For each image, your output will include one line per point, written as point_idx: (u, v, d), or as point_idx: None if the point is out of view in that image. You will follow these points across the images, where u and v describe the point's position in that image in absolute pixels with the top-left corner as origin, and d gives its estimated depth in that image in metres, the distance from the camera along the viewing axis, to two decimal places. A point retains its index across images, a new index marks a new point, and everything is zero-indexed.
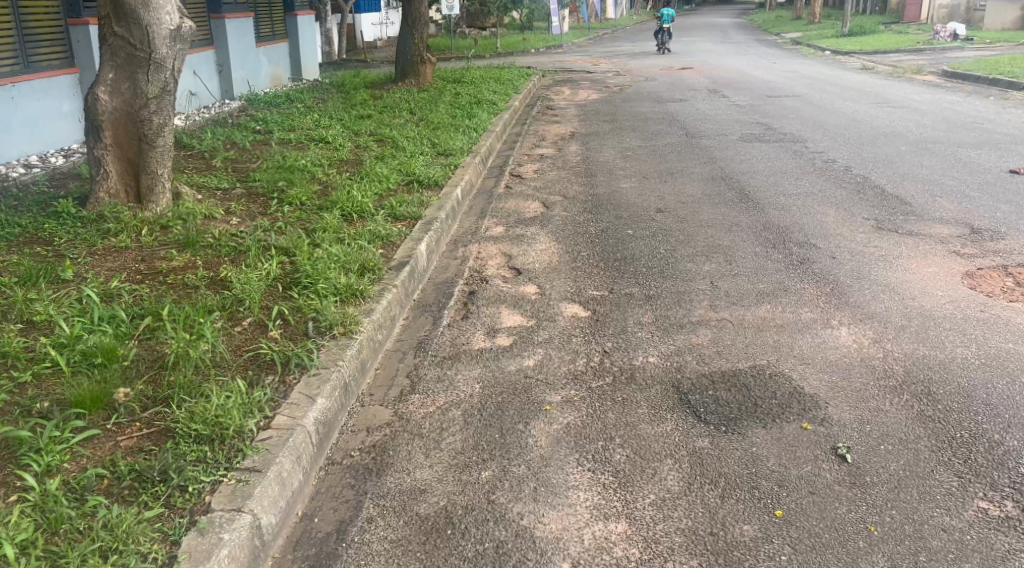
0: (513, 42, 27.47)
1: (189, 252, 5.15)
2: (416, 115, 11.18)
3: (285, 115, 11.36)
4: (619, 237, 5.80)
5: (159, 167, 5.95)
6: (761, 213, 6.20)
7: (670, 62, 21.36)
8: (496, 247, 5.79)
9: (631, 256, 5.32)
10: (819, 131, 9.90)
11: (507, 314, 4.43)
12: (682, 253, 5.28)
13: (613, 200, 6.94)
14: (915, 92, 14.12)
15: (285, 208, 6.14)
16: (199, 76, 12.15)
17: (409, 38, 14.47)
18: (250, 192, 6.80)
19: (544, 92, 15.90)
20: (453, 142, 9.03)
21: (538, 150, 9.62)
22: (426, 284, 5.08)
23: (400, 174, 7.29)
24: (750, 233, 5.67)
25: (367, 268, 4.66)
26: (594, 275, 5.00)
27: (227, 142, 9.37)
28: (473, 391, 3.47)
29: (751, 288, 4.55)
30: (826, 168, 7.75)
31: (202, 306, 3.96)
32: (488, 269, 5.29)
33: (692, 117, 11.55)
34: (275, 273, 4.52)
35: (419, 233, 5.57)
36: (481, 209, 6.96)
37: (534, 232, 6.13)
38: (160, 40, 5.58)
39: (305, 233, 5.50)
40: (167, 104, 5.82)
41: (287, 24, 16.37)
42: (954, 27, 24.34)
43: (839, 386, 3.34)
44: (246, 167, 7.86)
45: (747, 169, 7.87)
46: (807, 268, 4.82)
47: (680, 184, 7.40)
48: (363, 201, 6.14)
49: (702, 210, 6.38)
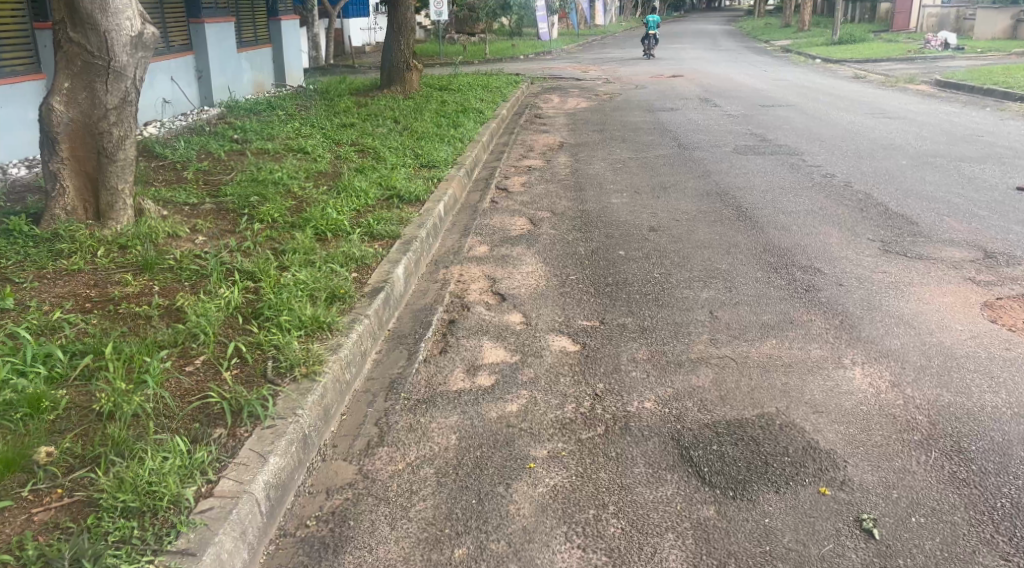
0: (502, 48, 27.15)
1: (147, 276, 4.75)
2: (400, 124, 10.80)
3: (264, 123, 10.95)
4: (610, 259, 5.44)
5: (119, 182, 5.53)
6: (760, 233, 5.86)
7: (660, 70, 21.08)
8: (479, 269, 5.42)
9: (624, 280, 4.97)
10: (816, 143, 9.60)
11: (489, 347, 4.06)
12: (678, 277, 4.93)
13: (603, 217, 6.58)
14: (910, 102, 13.87)
15: (255, 226, 5.75)
16: (177, 83, 11.73)
17: (396, 44, 14.08)
18: (220, 206, 6.40)
19: (533, 99, 15.56)
20: (437, 153, 8.66)
21: (525, 162, 9.26)
22: (402, 311, 4.70)
23: (380, 188, 6.92)
24: (750, 255, 5.33)
25: (337, 295, 4.28)
26: (583, 302, 4.64)
27: (200, 152, 8.96)
28: (448, 444, 3.10)
29: (753, 319, 4.20)
30: (826, 183, 7.44)
31: (150, 343, 3.56)
32: (470, 294, 4.92)
33: (684, 128, 11.22)
34: (236, 302, 4.13)
35: (396, 254, 5.19)
36: (464, 226, 6.60)
37: (520, 252, 5.76)
38: (120, 48, 5.18)
39: (274, 255, 5.11)
40: (128, 115, 5.42)
41: (271, 29, 15.96)
42: (945, 36, 24.20)
43: (858, 439, 3.00)
44: (218, 180, 7.46)
45: (744, 184, 7.54)
46: (813, 296, 4.48)
47: (673, 200, 7.05)
48: (338, 218, 5.76)
49: (698, 229, 6.04)
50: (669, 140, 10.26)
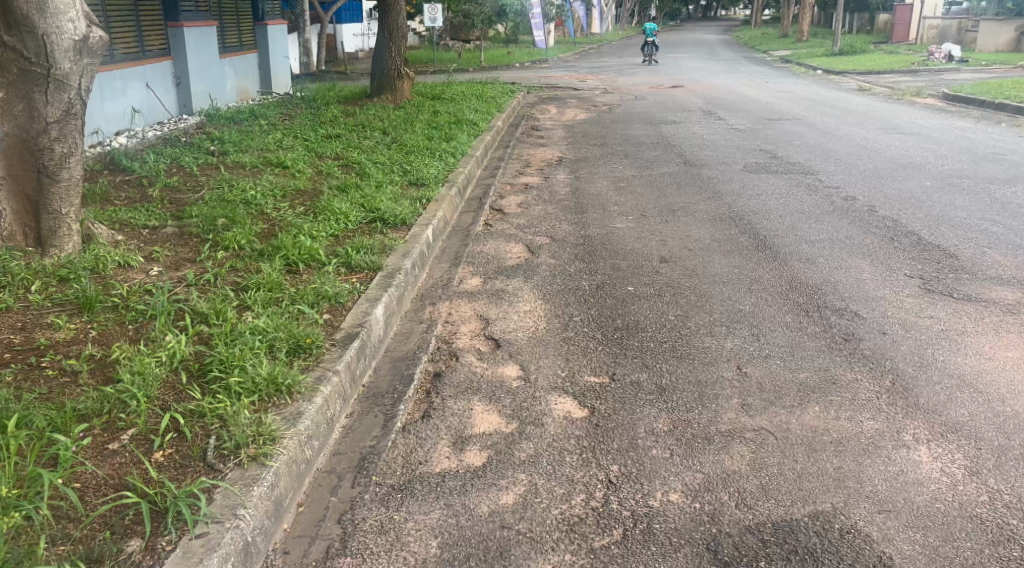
0: (498, 56, 26.70)
1: (86, 318, 4.12)
2: (389, 136, 10.20)
3: (244, 133, 10.34)
4: (618, 296, 4.84)
5: (63, 205, 4.92)
6: (784, 267, 5.27)
7: (660, 80, 20.55)
8: (470, 306, 4.81)
9: (635, 324, 4.36)
10: (830, 161, 9.04)
11: (480, 411, 3.44)
12: (696, 321, 4.33)
13: (607, 246, 5.98)
14: (920, 117, 13.35)
15: (219, 255, 5.14)
16: (152, 90, 11.10)
17: (386, 51, 13.49)
18: (182, 229, 5.79)
19: (529, 110, 14.99)
20: (427, 168, 8.06)
21: (522, 179, 8.66)
22: (381, 359, 4.08)
23: (362, 209, 6.31)
24: (775, 295, 4.74)
25: (303, 345, 3.67)
26: (590, 351, 4.03)
27: (173, 166, 8.34)
28: (427, 555, 2.49)
29: (790, 378, 3.59)
30: (847, 207, 6.87)
31: (68, 412, 2.95)
32: (460, 339, 4.31)
33: (688, 143, 10.65)
34: (182, 355, 3.51)
35: (375, 290, 4.57)
36: (455, 253, 6.00)
37: (517, 286, 5.15)
38: (62, 53, 4.57)
39: (236, 293, 4.50)
40: (72, 129, 4.80)
41: (257, 34, 15.34)
42: (949, 48, 23.75)
43: (944, 556, 2.38)
44: (186, 198, 6.84)
45: (758, 207, 6.96)
46: (854, 348, 3.88)
47: (682, 225, 6.46)
48: (313, 246, 5.15)
49: (713, 261, 5.45)
50: (673, 155, 9.71)
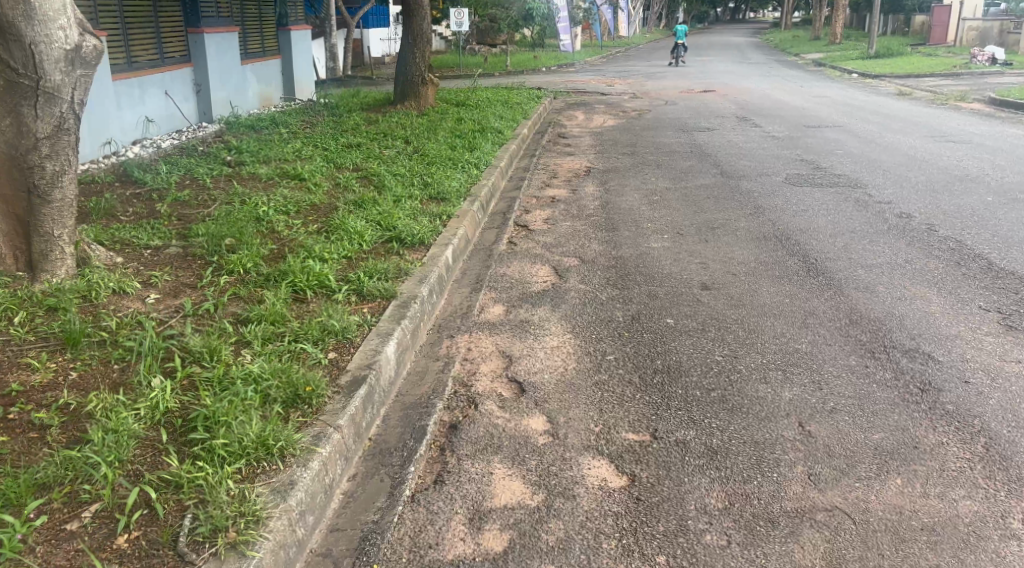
0: (525, 60, 26.30)
1: (68, 356, 3.67)
2: (410, 145, 9.80)
3: (263, 142, 10.00)
4: (655, 330, 4.36)
5: (56, 227, 4.49)
6: (841, 296, 4.76)
7: (691, 84, 19.96)
8: (492, 340, 4.36)
9: (676, 366, 3.88)
10: (878, 172, 8.47)
11: (502, 476, 2.99)
12: (746, 364, 3.85)
13: (641, 269, 5.49)
14: (968, 123, 12.69)
15: (221, 281, 4.73)
16: (171, 97, 10.82)
17: (410, 56, 13.07)
18: (186, 250, 5.40)
19: (556, 115, 14.54)
20: (449, 181, 7.63)
21: (548, 192, 8.19)
22: (392, 406, 3.64)
23: (378, 228, 5.90)
24: (834, 332, 4.24)
25: (302, 395, 3.24)
26: (627, 400, 3.56)
27: (186, 178, 8.00)
28: None
29: (861, 441, 3.11)
30: (903, 225, 6.33)
31: (24, 481, 2.53)
32: (480, 381, 3.86)
33: (724, 151, 10.12)
34: (166, 407, 3.08)
35: (387, 324, 4.13)
36: (476, 276, 5.55)
37: (543, 316, 4.68)
38: (52, 64, 4.14)
39: (234, 327, 4.09)
40: (65, 145, 4.38)
41: (280, 39, 14.99)
42: (993, 50, 22.88)
43: None
44: (195, 214, 6.47)
45: (805, 225, 6.43)
46: (934, 400, 3.38)
47: (723, 246, 5.95)
48: (322, 271, 4.74)
49: (761, 288, 4.96)
50: (709, 165, 9.19)
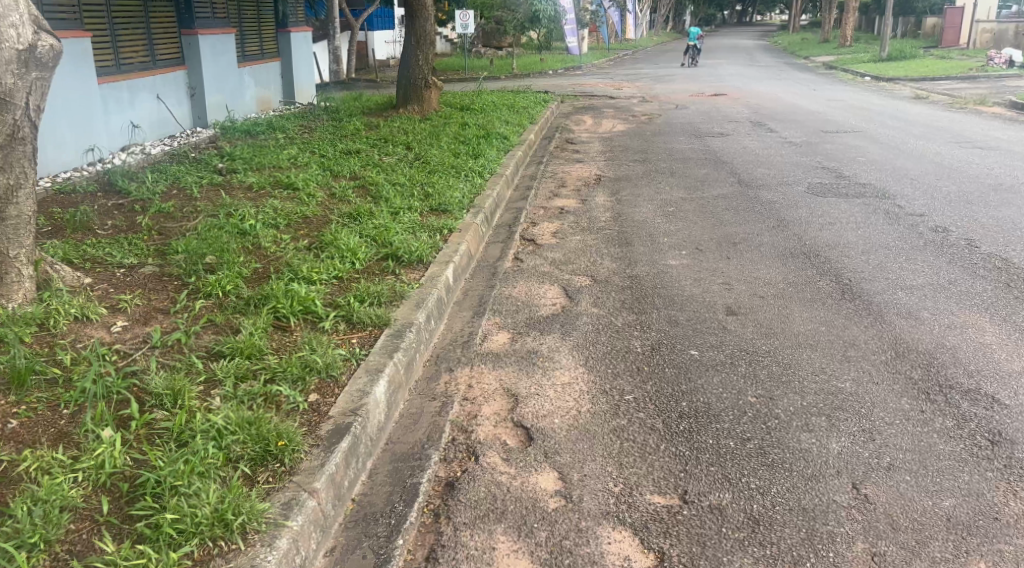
0: (531, 63, 25.88)
1: (11, 398, 3.20)
2: (412, 152, 9.37)
3: (257, 148, 9.59)
4: (679, 364, 3.89)
5: (11, 246, 4.01)
6: (883, 323, 4.30)
7: (701, 88, 19.50)
8: (496, 373, 3.91)
9: (705, 409, 3.42)
10: (905, 181, 8.01)
11: (507, 552, 2.55)
12: (785, 408, 3.39)
13: (659, 290, 5.02)
14: (992, 129, 12.19)
15: (196, 306, 4.30)
16: (163, 101, 10.43)
17: (413, 59, 12.64)
18: (162, 270, 4.96)
19: (563, 120, 14.11)
20: (451, 190, 7.19)
21: (557, 202, 7.74)
22: (380, 457, 3.19)
23: (372, 243, 5.46)
24: (880, 367, 3.77)
25: (273, 450, 2.80)
26: (651, 451, 3.11)
27: (173, 187, 7.57)
28: None
29: (930, 509, 2.65)
30: (940, 240, 5.87)
31: None
32: (482, 425, 3.40)
33: (740, 158, 9.67)
34: (111, 469, 2.64)
35: (378, 358, 3.68)
36: (479, 297, 5.11)
37: (553, 345, 4.22)
38: (3, 66, 3.71)
39: (205, 362, 3.65)
40: (20, 157, 3.93)
41: (280, 41, 14.57)
42: (1009, 53, 22.41)
43: None
44: (177, 228, 6.04)
45: (834, 240, 5.97)
46: (1009, 458, 2.92)
47: (747, 263, 5.48)
48: (307, 295, 4.29)
49: (794, 314, 4.49)
50: (726, 173, 8.73)
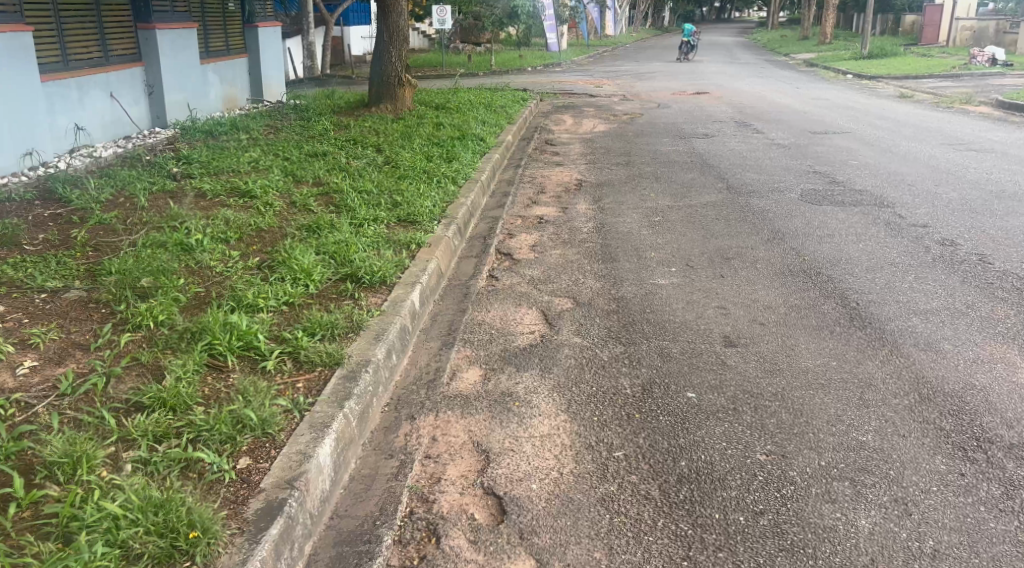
0: (510, 59, 25.29)
1: None
2: (383, 155, 8.80)
3: (217, 150, 8.98)
4: (675, 411, 3.38)
5: None
6: (901, 357, 3.83)
7: (683, 85, 19.04)
8: (464, 422, 3.38)
9: (708, 471, 2.92)
10: (903, 188, 7.58)
11: None
12: (801, 470, 2.90)
13: (649, 316, 4.52)
14: (984, 129, 11.82)
15: (121, 342, 3.73)
16: (117, 99, 9.81)
17: (386, 56, 12.05)
18: (89, 295, 4.37)
19: (543, 120, 13.60)
20: (421, 199, 6.65)
21: (535, 211, 7.23)
22: (322, 539, 2.67)
23: (330, 262, 4.91)
24: (904, 413, 3.28)
25: (181, 546, 2.27)
26: (648, 531, 2.61)
27: (120, 194, 6.96)
28: None
29: None
30: (950, 255, 5.43)
31: None
32: (445, 493, 2.88)
33: (727, 161, 9.21)
34: None
35: (325, 410, 3.14)
36: (449, 324, 4.58)
37: (530, 385, 3.71)
38: None
39: (120, 416, 3.09)
40: None
41: (246, 36, 13.88)
42: (993, 51, 22.17)
43: None
44: (115, 243, 5.44)
45: (836, 255, 5.51)
46: None
47: (743, 283, 5.00)
48: (249, 329, 3.74)
49: (801, 347, 4.00)
50: (714, 178, 8.26)
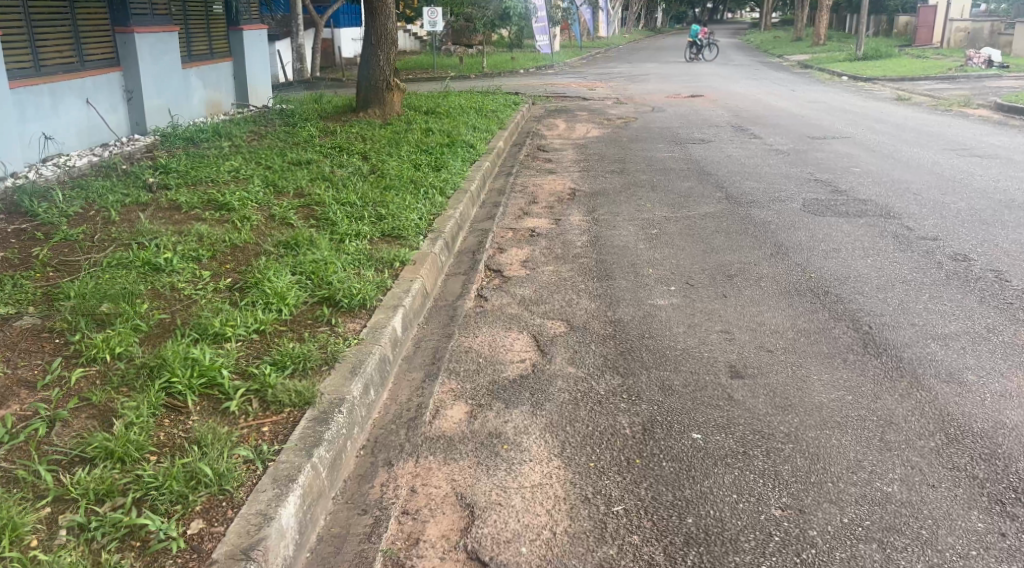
0: (503, 61, 24.97)
1: None
2: (368, 163, 8.48)
3: (197, 159, 8.64)
4: (679, 455, 3.08)
5: None
6: (923, 390, 3.53)
7: (677, 88, 18.75)
8: (447, 469, 3.07)
9: (719, 530, 2.62)
10: (909, 197, 7.29)
11: None
12: (821, 528, 2.60)
13: (647, 341, 4.22)
14: (985, 133, 11.57)
15: (71, 379, 3.40)
16: (94, 106, 9.46)
17: (374, 60, 11.72)
18: (43, 323, 4.03)
19: (535, 124, 13.29)
20: (407, 211, 6.32)
21: (526, 223, 6.92)
22: None
23: (307, 283, 4.58)
24: (932, 458, 2.99)
25: None
26: None
27: (90, 206, 6.60)
28: None
29: None
30: (964, 271, 5.15)
31: None
32: (423, 559, 2.58)
33: (725, 168, 8.91)
34: None
35: (292, 460, 2.82)
36: (433, 351, 4.26)
37: (520, 424, 3.39)
38: None
39: (61, 469, 2.76)
40: None
41: (231, 40, 13.52)
42: (989, 53, 21.96)
43: None
44: (78, 262, 5.10)
45: (844, 271, 5.22)
46: None
47: (747, 304, 4.70)
48: (212, 364, 3.40)
49: (813, 378, 3.70)
50: (712, 187, 7.97)
